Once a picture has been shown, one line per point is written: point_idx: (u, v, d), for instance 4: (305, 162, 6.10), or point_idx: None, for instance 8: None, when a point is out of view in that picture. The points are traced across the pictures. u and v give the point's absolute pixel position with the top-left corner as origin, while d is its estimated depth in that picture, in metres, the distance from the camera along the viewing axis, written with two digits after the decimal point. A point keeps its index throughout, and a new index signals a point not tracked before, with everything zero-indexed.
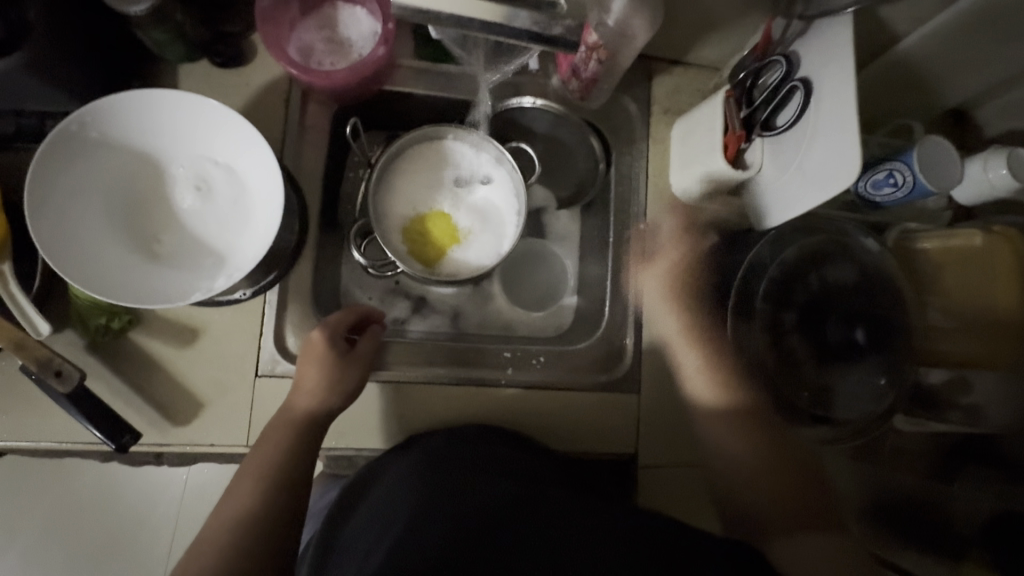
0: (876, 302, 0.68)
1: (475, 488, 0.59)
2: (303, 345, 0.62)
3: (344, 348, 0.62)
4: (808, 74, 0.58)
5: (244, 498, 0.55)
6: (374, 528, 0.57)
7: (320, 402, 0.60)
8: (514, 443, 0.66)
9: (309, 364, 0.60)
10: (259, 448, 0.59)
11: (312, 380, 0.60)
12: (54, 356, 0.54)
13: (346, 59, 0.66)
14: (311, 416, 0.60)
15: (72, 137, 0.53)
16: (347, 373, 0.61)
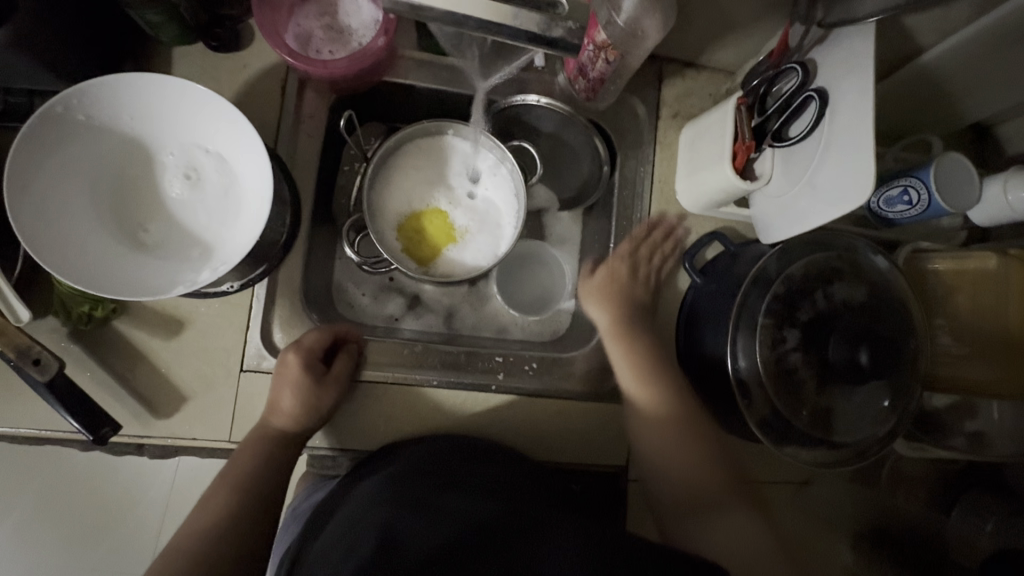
0: (884, 322, 0.65)
1: (455, 497, 0.57)
2: (279, 367, 0.61)
3: (321, 370, 0.62)
4: (826, 85, 0.55)
5: (219, 504, 0.57)
6: (344, 531, 0.54)
7: (300, 421, 0.60)
8: (491, 458, 0.64)
9: (284, 389, 0.60)
10: (242, 456, 0.59)
11: (289, 403, 0.60)
12: (33, 343, 0.53)
13: (346, 48, 0.64)
14: (286, 434, 0.60)
15: (59, 120, 0.52)
16: (324, 395, 0.61)
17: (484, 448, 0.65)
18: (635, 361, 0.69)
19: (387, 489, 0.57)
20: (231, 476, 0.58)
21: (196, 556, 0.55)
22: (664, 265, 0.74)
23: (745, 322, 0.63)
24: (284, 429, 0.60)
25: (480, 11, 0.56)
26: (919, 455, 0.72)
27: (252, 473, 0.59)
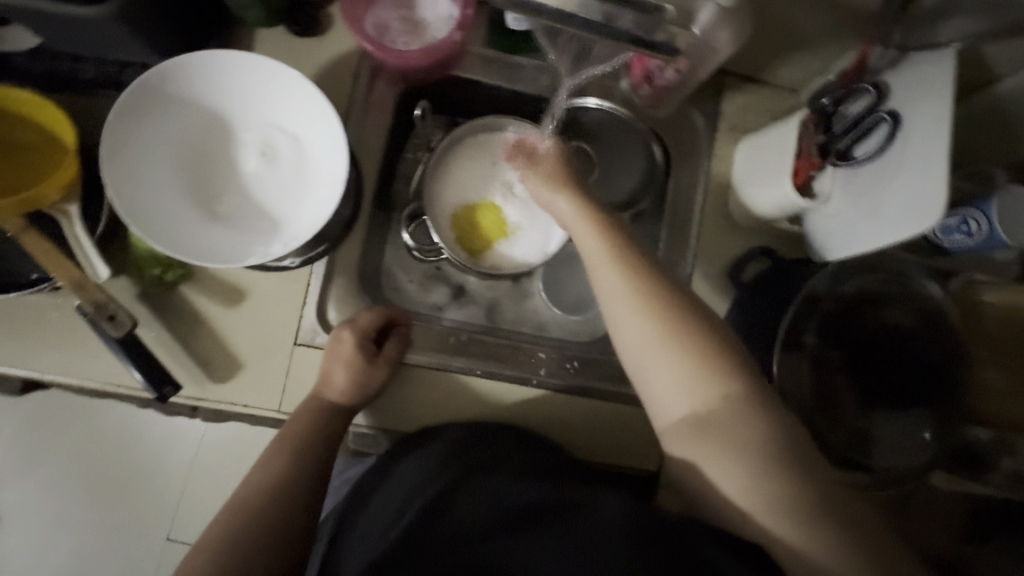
0: (936, 350, 0.64)
1: (486, 489, 0.57)
2: (332, 343, 0.63)
3: (374, 351, 0.64)
4: (898, 108, 0.55)
5: (271, 467, 0.59)
6: (388, 514, 0.59)
7: (349, 397, 0.62)
8: (529, 445, 0.65)
9: (338, 366, 0.62)
10: (294, 424, 0.61)
11: (341, 380, 0.62)
12: (110, 300, 0.56)
13: (420, 41, 0.66)
14: (337, 406, 0.62)
15: (153, 89, 0.55)
16: (373, 375, 0.63)
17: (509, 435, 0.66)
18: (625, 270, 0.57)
19: (429, 474, 0.61)
20: (282, 439, 0.60)
21: (242, 519, 0.56)
22: (711, 276, 0.73)
23: (790, 341, 0.64)
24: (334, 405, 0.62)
25: None
26: (952, 488, 0.72)
27: (306, 439, 0.60)
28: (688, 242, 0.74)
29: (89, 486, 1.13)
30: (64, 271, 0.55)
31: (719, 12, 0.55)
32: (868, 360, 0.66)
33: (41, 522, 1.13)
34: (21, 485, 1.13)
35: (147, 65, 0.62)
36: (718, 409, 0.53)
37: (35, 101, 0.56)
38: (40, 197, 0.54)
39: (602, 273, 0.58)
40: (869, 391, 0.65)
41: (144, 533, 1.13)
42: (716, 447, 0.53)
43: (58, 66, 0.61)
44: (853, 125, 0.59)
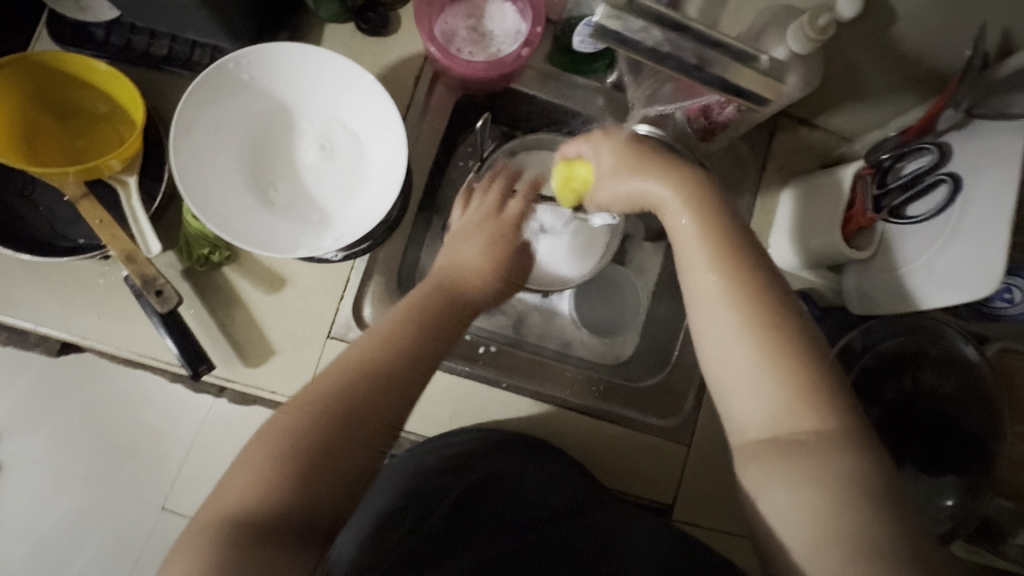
0: (969, 417, 0.64)
1: (518, 491, 0.60)
2: (425, 286, 0.61)
3: (464, 299, 0.62)
4: (959, 171, 0.55)
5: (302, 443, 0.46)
6: (406, 514, 0.57)
7: (430, 340, 0.56)
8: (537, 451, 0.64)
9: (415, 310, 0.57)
10: (332, 392, 0.49)
11: (425, 321, 0.57)
12: (158, 275, 0.57)
13: (485, 52, 0.66)
14: (412, 352, 0.54)
15: (228, 75, 0.56)
16: (455, 318, 0.60)
17: (539, 444, 0.65)
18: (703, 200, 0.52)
19: (454, 476, 0.60)
20: (307, 413, 0.48)
21: None
22: None
23: None
24: (409, 347, 0.54)
25: (678, 46, 0.47)
26: (966, 556, 0.73)
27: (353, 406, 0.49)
28: None
29: (94, 446, 1.15)
30: (117, 242, 0.56)
31: (790, 57, 0.55)
32: (903, 421, 0.66)
33: (43, 476, 1.14)
34: (29, 437, 1.14)
35: (218, 48, 0.63)
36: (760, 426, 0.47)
37: (109, 73, 0.58)
38: (101, 166, 0.55)
39: (699, 278, 0.51)
40: (898, 449, 0.65)
41: (141, 499, 1.14)
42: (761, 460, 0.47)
43: (132, 39, 0.62)
44: (909, 183, 0.59)
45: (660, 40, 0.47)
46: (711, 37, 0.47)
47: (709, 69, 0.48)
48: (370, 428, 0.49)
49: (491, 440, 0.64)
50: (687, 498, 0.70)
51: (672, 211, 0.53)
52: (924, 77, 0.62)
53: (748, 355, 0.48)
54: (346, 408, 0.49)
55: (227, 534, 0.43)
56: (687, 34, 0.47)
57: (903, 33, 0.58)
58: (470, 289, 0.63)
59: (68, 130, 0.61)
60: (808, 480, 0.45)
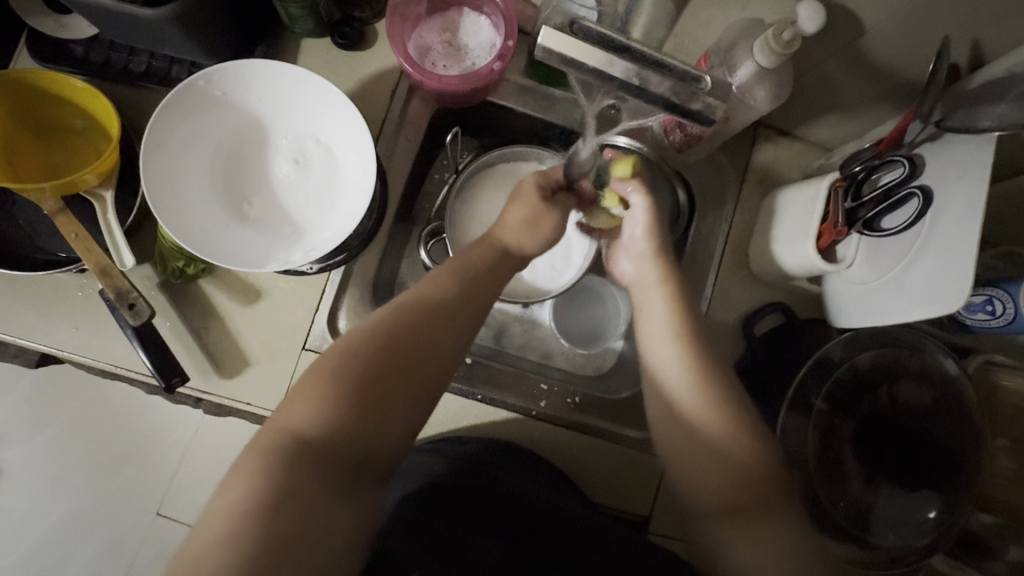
0: (949, 431, 0.63)
1: (518, 495, 0.62)
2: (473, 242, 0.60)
3: (514, 252, 0.60)
4: (930, 184, 0.54)
5: (322, 414, 0.47)
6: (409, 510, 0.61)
7: (476, 304, 0.56)
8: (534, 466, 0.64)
9: (449, 274, 0.56)
10: (359, 359, 0.50)
11: (471, 278, 0.57)
12: (131, 289, 0.57)
13: (460, 65, 0.67)
14: (442, 320, 0.54)
15: (200, 92, 0.57)
16: (500, 276, 0.59)
17: (526, 455, 0.65)
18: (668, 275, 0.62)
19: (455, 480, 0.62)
20: (336, 380, 0.49)
21: None
22: (726, 324, 0.72)
23: (798, 406, 0.64)
24: (457, 307, 0.55)
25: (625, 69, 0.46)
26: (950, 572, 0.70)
27: (378, 373, 0.50)
28: (704, 289, 0.73)
29: (89, 453, 1.16)
30: (93, 255, 0.57)
31: (757, 71, 0.55)
32: (882, 432, 0.65)
33: (38, 483, 1.15)
34: (24, 444, 1.16)
35: (195, 63, 0.64)
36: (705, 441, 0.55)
37: (85, 89, 0.59)
38: (76, 181, 0.56)
39: (656, 323, 0.60)
40: (874, 463, 0.65)
41: (136, 505, 1.15)
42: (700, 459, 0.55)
43: (111, 56, 0.63)
44: (884, 196, 0.58)
45: (604, 63, 0.46)
46: (651, 57, 0.47)
47: (650, 89, 0.48)
48: (396, 400, 0.50)
49: (482, 451, 0.64)
50: (664, 512, 0.69)
51: (650, 285, 0.62)
52: (898, 88, 0.62)
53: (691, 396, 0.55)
54: (394, 360, 0.51)
55: (283, 460, 0.45)
56: (628, 56, 0.47)
57: (875, 45, 0.58)
58: (519, 244, 0.60)
59: (46, 146, 0.62)
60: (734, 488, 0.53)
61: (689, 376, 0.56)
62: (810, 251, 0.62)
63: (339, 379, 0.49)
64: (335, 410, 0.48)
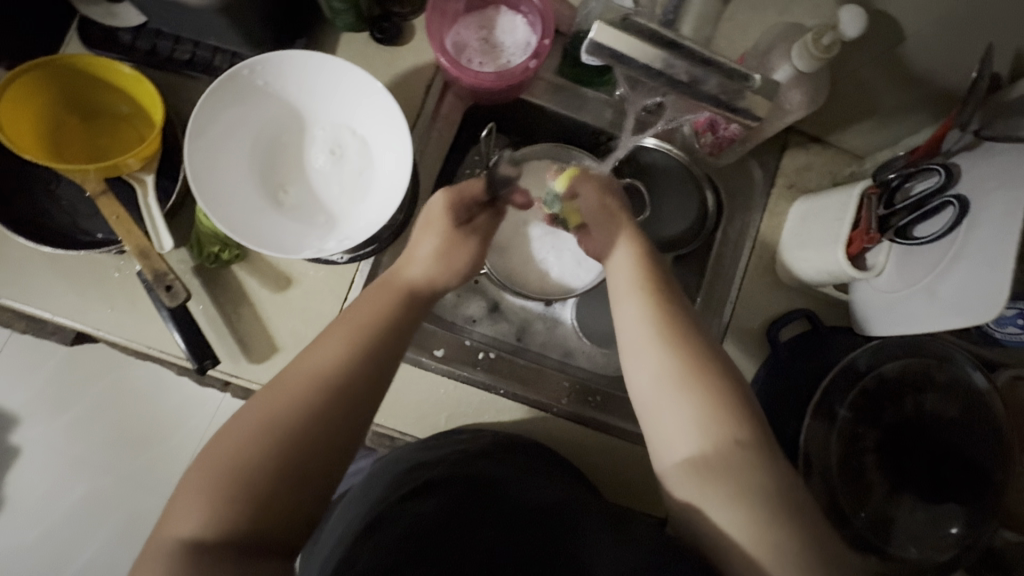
0: (978, 446, 0.62)
1: (525, 490, 0.59)
2: (368, 291, 0.56)
3: (410, 293, 0.57)
4: (967, 193, 0.54)
5: (198, 515, 0.44)
6: (415, 497, 0.59)
7: (373, 363, 0.52)
8: (551, 459, 0.65)
9: (325, 338, 0.52)
10: (230, 445, 0.46)
11: (365, 335, 0.53)
12: (168, 271, 0.59)
13: (495, 63, 0.68)
14: (314, 384, 0.49)
15: (243, 81, 0.58)
16: (400, 329, 0.55)
17: (537, 449, 0.66)
18: (641, 258, 0.59)
19: (466, 461, 0.62)
20: (210, 472, 0.45)
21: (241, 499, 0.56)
22: (750, 329, 0.71)
23: (822, 413, 0.64)
24: (348, 372, 0.51)
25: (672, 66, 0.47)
26: None
27: (248, 457, 0.46)
28: (729, 293, 0.73)
29: (108, 436, 1.18)
30: (133, 237, 0.59)
31: (794, 75, 0.55)
32: (908, 444, 0.64)
33: (56, 463, 1.17)
34: (46, 423, 1.18)
35: (237, 54, 0.65)
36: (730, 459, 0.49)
37: (132, 75, 0.60)
38: (120, 165, 0.58)
39: (625, 309, 0.57)
40: (899, 476, 0.64)
41: (151, 489, 1.17)
42: (719, 488, 0.48)
43: (157, 44, 0.65)
44: (915, 206, 0.57)
45: (654, 58, 0.47)
46: (703, 55, 0.47)
47: (700, 86, 0.48)
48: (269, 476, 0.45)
49: (492, 441, 0.65)
50: None
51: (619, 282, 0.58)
52: (935, 96, 0.62)
53: (656, 360, 0.53)
54: (285, 443, 0.46)
55: (178, 564, 0.42)
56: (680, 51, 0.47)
57: (913, 52, 0.58)
58: (430, 280, 0.58)
59: (93, 130, 0.64)
60: (719, 484, 0.49)
61: (653, 344, 0.54)
62: (840, 258, 0.62)
63: (224, 483, 0.45)
64: (224, 511, 0.44)
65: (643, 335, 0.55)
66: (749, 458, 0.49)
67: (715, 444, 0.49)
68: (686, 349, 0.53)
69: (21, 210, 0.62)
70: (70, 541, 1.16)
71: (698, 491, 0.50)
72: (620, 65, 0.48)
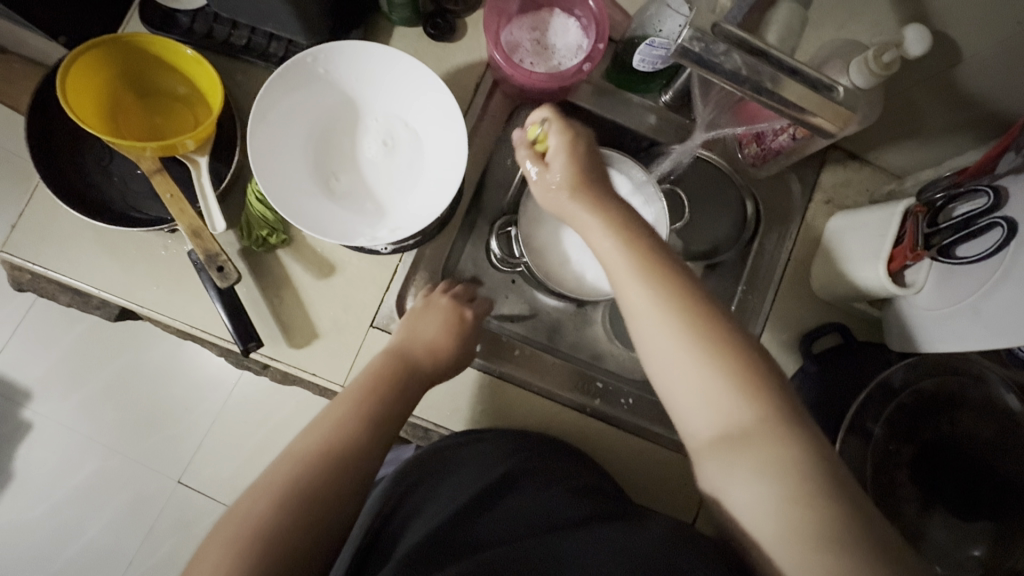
0: (1010, 467, 0.63)
1: (545, 495, 0.56)
2: (377, 363, 0.61)
3: (417, 368, 0.62)
4: (1016, 215, 0.54)
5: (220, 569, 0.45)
6: (443, 501, 0.58)
7: (379, 431, 0.56)
8: (578, 460, 0.63)
9: (343, 404, 0.57)
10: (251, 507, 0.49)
11: (373, 408, 0.57)
12: (220, 252, 0.60)
13: (546, 64, 0.68)
14: (327, 451, 0.53)
15: (306, 68, 0.59)
16: (402, 404, 0.59)
17: (568, 454, 0.63)
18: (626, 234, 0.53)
19: (496, 462, 0.60)
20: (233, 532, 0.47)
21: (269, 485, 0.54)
22: (782, 339, 0.72)
23: (856, 430, 0.64)
24: (357, 442, 0.54)
25: (758, 74, 0.48)
26: None
27: (272, 515, 0.48)
28: (762, 305, 0.73)
29: (121, 415, 1.18)
30: (185, 217, 0.59)
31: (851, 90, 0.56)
32: (942, 462, 0.65)
33: (67, 441, 1.17)
34: (59, 399, 1.18)
35: (293, 42, 0.66)
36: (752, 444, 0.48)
37: (193, 57, 0.61)
38: (178, 145, 0.58)
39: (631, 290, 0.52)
40: (930, 491, 0.64)
41: (158, 471, 1.17)
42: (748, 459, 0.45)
43: (215, 29, 0.66)
44: (962, 225, 0.57)
45: (739, 64, 0.48)
46: (788, 64, 0.48)
47: (782, 92, 0.49)
48: (297, 530, 0.48)
49: (526, 450, 0.62)
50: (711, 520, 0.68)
51: (623, 277, 0.53)
52: (982, 119, 0.63)
53: (664, 331, 0.50)
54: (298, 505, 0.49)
55: None
56: (767, 61, 0.48)
57: (965, 74, 0.59)
58: (434, 354, 0.63)
59: (149, 109, 0.66)
60: (745, 461, 0.46)
61: (654, 311, 0.50)
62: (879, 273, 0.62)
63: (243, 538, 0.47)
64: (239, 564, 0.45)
65: (645, 316, 0.51)
66: None
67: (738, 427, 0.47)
68: (689, 302, 0.50)
69: (75, 183, 0.63)
70: (74, 520, 1.15)
71: (715, 469, 0.48)
72: (707, 72, 0.48)
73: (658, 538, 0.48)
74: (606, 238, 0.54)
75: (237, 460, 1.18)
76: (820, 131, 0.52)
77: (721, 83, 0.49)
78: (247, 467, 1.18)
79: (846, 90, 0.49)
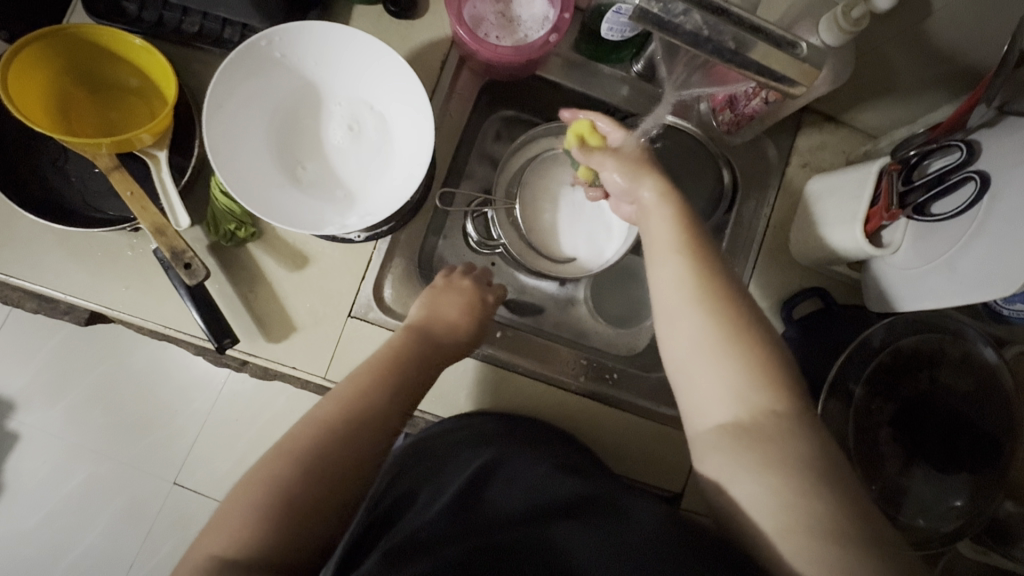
0: (985, 417, 0.64)
1: (534, 467, 0.57)
2: (398, 335, 0.60)
3: (438, 345, 0.61)
4: (989, 169, 0.54)
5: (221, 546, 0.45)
6: (437, 489, 0.57)
7: (377, 421, 0.53)
8: (572, 445, 0.63)
9: (367, 372, 0.56)
10: (241, 500, 0.47)
11: (394, 382, 0.56)
12: (186, 248, 0.58)
13: (513, 37, 0.67)
14: (327, 423, 0.52)
15: (261, 53, 0.57)
16: (423, 382, 0.59)
17: (552, 434, 0.64)
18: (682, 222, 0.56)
19: (482, 445, 0.61)
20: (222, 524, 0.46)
21: None
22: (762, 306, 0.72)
23: (837, 391, 0.64)
24: (376, 409, 0.54)
25: (721, 33, 0.47)
26: (975, 556, 0.69)
27: (267, 491, 0.47)
28: (743, 272, 0.73)
29: (108, 421, 1.17)
30: (148, 214, 0.58)
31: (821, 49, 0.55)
32: (920, 420, 0.65)
33: (55, 451, 1.16)
34: (42, 411, 1.16)
35: (247, 26, 0.63)
36: (765, 423, 0.49)
37: (143, 47, 0.59)
38: (133, 139, 0.56)
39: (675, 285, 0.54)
40: (912, 447, 0.65)
41: (151, 475, 1.16)
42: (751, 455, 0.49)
43: (164, 16, 0.63)
44: (937, 180, 0.57)
45: (700, 24, 0.47)
46: (750, 21, 0.47)
47: (747, 52, 0.48)
48: (300, 509, 0.47)
49: (507, 431, 0.63)
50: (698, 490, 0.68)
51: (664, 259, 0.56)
52: (953, 73, 0.62)
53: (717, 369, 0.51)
54: (277, 499, 0.47)
55: None
56: (729, 19, 0.47)
57: (935, 26, 0.58)
58: (455, 333, 0.63)
59: (101, 104, 0.63)
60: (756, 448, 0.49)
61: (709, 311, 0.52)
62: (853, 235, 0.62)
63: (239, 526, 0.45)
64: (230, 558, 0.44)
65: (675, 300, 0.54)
66: (785, 428, 0.49)
67: (762, 420, 0.50)
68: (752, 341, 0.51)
69: (30, 186, 0.61)
70: (68, 528, 1.14)
71: None
72: (667, 35, 0.48)
73: (646, 525, 0.48)
74: (666, 226, 0.57)
75: (229, 458, 1.17)
76: (789, 91, 0.51)
77: (681, 44, 0.48)
78: (241, 465, 1.17)
79: (808, 46, 0.48)
